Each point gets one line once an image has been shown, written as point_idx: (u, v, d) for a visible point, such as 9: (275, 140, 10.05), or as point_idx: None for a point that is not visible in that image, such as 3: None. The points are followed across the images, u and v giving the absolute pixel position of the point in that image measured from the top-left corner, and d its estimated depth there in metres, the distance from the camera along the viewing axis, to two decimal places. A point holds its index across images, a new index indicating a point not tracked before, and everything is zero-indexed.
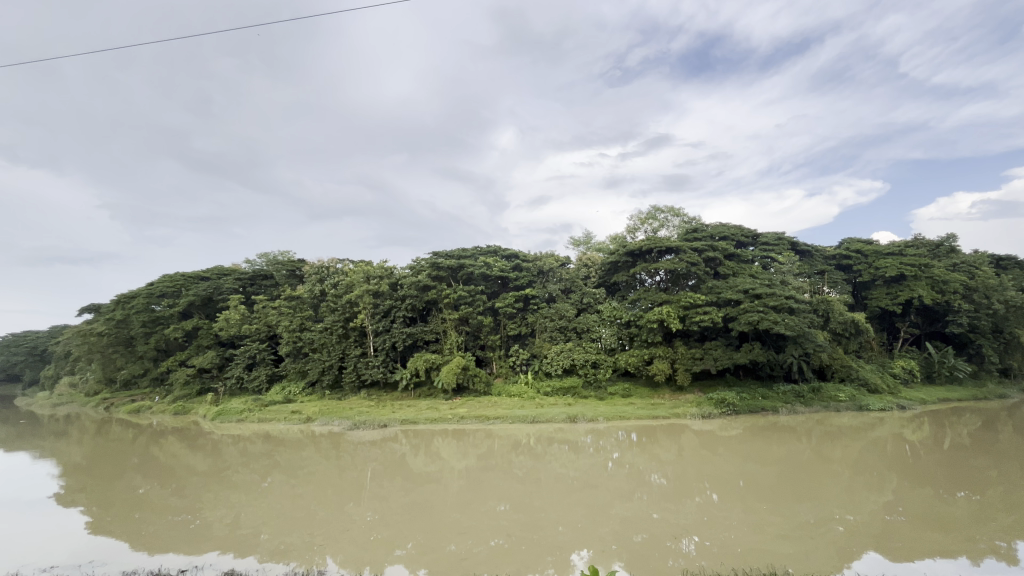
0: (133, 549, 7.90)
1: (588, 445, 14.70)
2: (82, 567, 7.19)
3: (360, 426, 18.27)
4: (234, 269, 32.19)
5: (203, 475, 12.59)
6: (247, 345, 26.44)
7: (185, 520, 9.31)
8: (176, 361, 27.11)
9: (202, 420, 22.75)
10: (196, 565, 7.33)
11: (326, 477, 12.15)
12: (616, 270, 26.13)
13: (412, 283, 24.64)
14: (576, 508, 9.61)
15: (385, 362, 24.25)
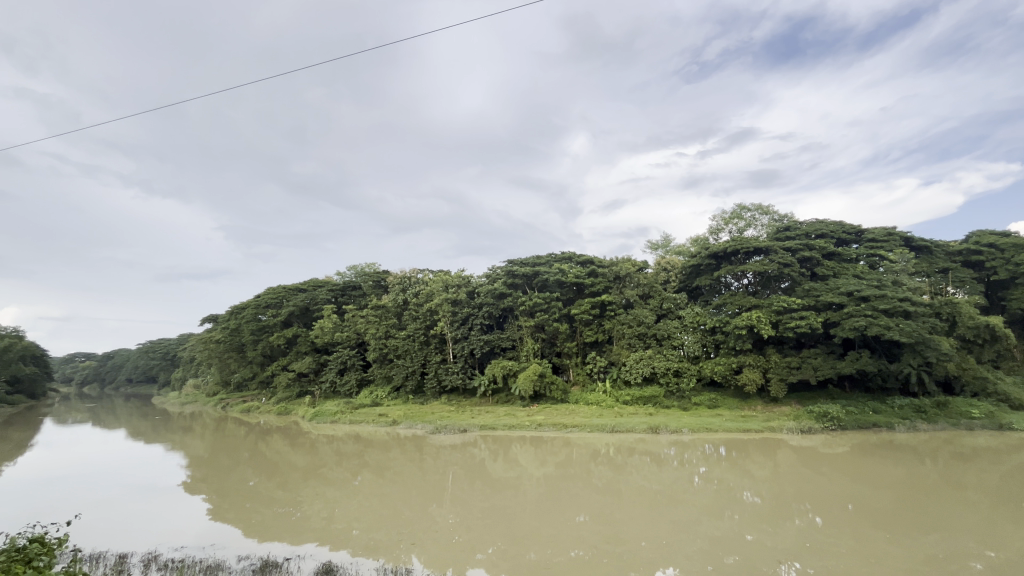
0: (245, 536, 8.74)
1: (672, 458, 14.01)
2: (206, 549, 8.09)
3: (442, 430, 18.90)
4: (327, 281, 34.91)
5: (302, 471, 13.69)
6: (340, 352, 28.46)
7: (287, 512, 10.17)
8: (279, 366, 29.83)
9: (301, 420, 24.79)
10: (298, 554, 7.97)
11: (411, 478, 12.69)
12: (698, 274, 24.91)
13: (489, 291, 25.24)
14: (661, 523, 9.20)
15: (464, 369, 24.97)
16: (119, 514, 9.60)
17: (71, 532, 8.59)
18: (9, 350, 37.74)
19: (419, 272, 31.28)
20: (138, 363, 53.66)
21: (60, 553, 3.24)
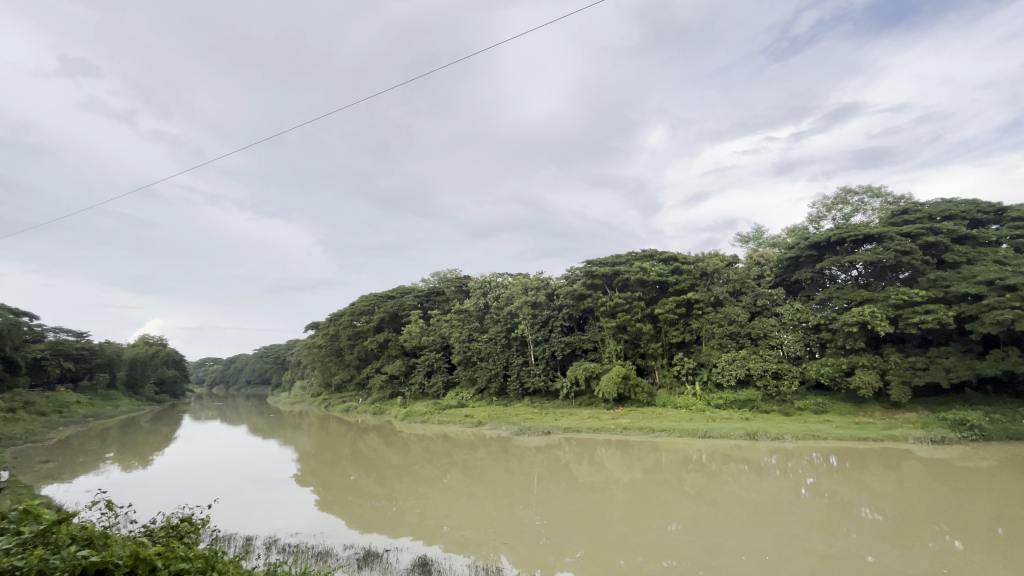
0: (349, 526, 9.47)
1: (773, 467, 12.95)
2: (316, 536, 8.86)
3: (526, 432, 19.08)
4: (413, 288, 36.78)
5: (397, 468, 14.50)
6: (427, 355, 29.82)
7: (384, 506, 10.84)
8: (373, 369, 31.92)
9: (393, 420, 26.24)
10: (396, 546, 8.46)
11: (497, 478, 12.96)
12: (798, 267, 22.89)
13: (568, 292, 25.13)
14: (763, 537, 8.54)
15: (546, 371, 25.01)
16: (247, 501, 10.82)
17: (210, 513, 9.83)
18: (156, 356, 44.06)
19: (499, 275, 31.94)
20: (256, 366, 60.05)
21: (204, 531, 3.67)
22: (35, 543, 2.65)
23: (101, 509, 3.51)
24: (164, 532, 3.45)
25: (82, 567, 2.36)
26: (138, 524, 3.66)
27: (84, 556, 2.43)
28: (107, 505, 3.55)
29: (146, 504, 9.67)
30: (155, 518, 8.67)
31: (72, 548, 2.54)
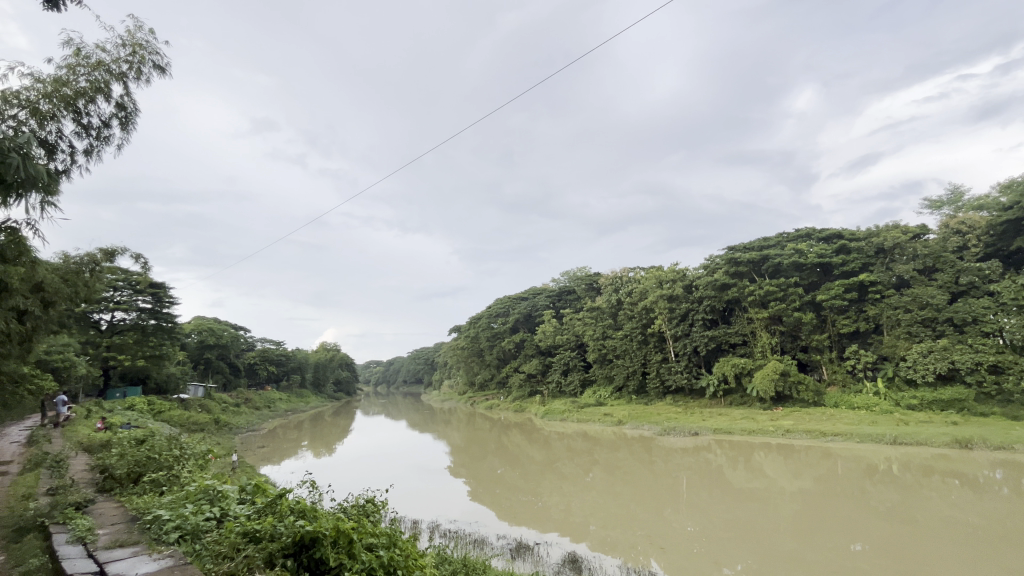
0: (499, 518, 10.00)
1: (999, 484, 10.38)
2: (472, 524, 9.53)
3: (672, 432, 18.17)
4: (544, 289, 37.59)
5: (540, 464, 14.90)
6: (562, 354, 30.16)
7: (530, 500, 11.24)
8: (512, 368, 33.31)
9: (534, 417, 27.03)
10: (545, 541, 8.70)
11: (642, 479, 12.55)
12: (1020, 232, 18.21)
13: (709, 283, 23.35)
14: (989, 570, 6.90)
15: (689, 368, 23.49)
16: (414, 487, 12.12)
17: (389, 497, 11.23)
18: (333, 359, 51.80)
19: (630, 270, 31.10)
20: (410, 367, 67.05)
21: (385, 510, 4.19)
22: (267, 511, 3.27)
23: (309, 488, 4.20)
24: (355, 510, 4.00)
25: (300, 533, 2.85)
26: (337, 501, 4.29)
27: (300, 524, 2.93)
28: (312, 485, 4.26)
29: (339, 485, 11.46)
30: (347, 497, 10.23)
31: (292, 517, 3.09)
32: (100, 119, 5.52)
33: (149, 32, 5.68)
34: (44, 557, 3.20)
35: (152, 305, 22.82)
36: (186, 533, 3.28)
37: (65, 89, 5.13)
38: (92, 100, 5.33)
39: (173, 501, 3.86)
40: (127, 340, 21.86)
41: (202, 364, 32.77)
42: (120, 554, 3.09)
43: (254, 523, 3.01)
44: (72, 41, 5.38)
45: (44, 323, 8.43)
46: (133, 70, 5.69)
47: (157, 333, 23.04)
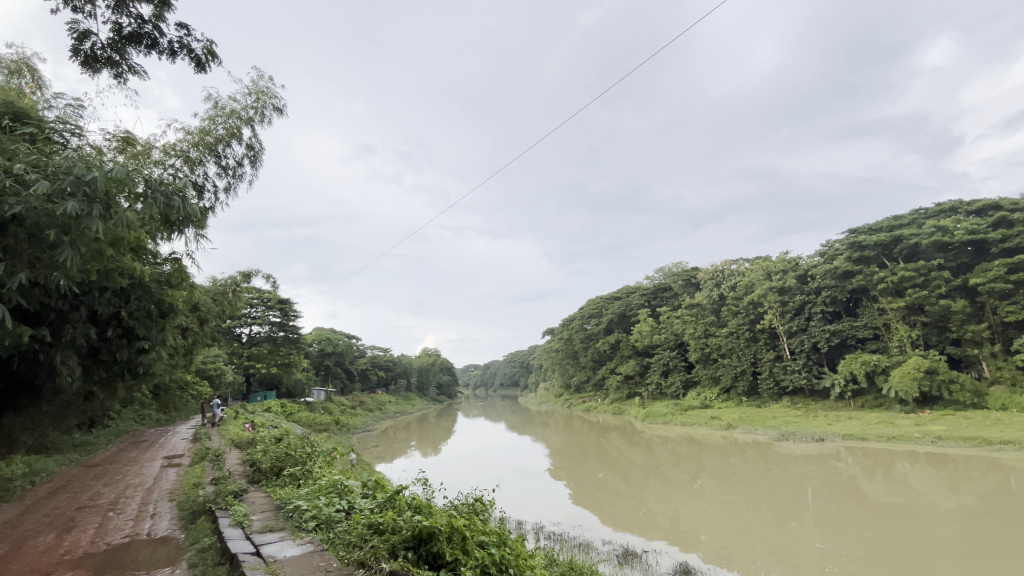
0: (603, 523, 9.83)
1: None
2: (576, 527, 9.46)
3: (791, 437, 16.55)
4: (638, 287, 36.41)
5: (643, 469, 14.40)
6: (661, 354, 28.91)
7: (635, 506, 10.91)
8: (608, 369, 32.63)
9: (634, 420, 26.19)
10: (653, 549, 8.39)
11: (758, 488, 11.59)
12: None
13: (827, 272, 20.99)
14: None
15: (808, 367, 21.22)
16: (519, 488, 12.35)
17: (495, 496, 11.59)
18: (434, 364, 54.66)
19: (733, 263, 29.03)
20: (507, 371, 68.61)
21: (493, 509, 4.31)
22: (387, 505, 3.56)
23: (422, 485, 4.48)
24: (466, 507, 4.17)
25: (418, 527, 3.01)
26: (448, 498, 4.52)
27: (417, 520, 3.13)
28: (426, 481, 4.50)
29: (449, 483, 12.04)
30: (457, 495, 10.74)
31: (409, 512, 3.32)
32: (235, 159, 6.40)
33: (269, 78, 6.47)
34: (214, 537, 3.76)
35: (281, 319, 25.86)
36: (321, 522, 3.67)
37: (209, 137, 6.03)
38: (228, 144, 6.20)
39: (309, 493, 4.34)
40: (262, 350, 25.05)
41: (323, 370, 36.40)
42: (271, 537, 3.53)
43: (377, 517, 3.28)
44: (211, 96, 6.30)
45: (201, 337, 9.93)
46: (258, 114, 6.51)
47: (286, 344, 26.05)
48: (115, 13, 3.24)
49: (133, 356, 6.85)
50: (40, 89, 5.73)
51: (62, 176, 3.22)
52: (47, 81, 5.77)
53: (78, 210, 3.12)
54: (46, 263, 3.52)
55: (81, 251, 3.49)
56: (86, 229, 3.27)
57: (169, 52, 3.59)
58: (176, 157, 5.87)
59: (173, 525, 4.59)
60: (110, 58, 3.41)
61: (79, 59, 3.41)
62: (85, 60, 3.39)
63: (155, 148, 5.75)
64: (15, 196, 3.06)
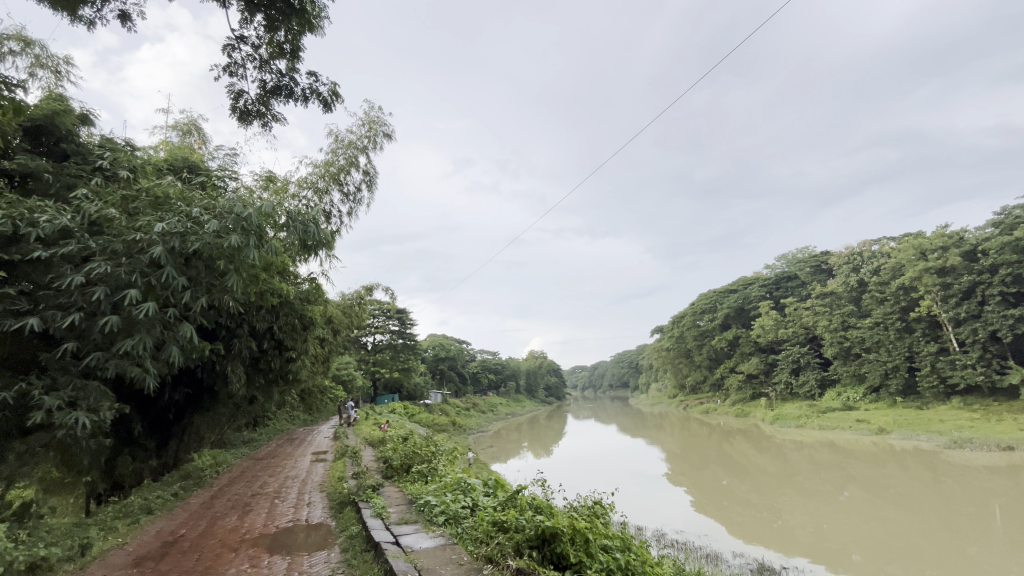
0: (732, 534, 9.13)
1: None
2: (702, 537, 8.90)
3: (967, 445, 13.89)
4: (756, 277, 33.38)
5: (774, 477, 13.14)
6: (789, 350, 26.17)
7: (768, 517, 9.97)
8: (727, 368, 30.42)
9: (761, 422, 23.93)
10: (794, 566, 7.59)
11: (924, 504, 9.92)
12: None
13: (1006, 245, 17.35)
14: None
15: (985, 360, 17.68)
16: (638, 493, 11.91)
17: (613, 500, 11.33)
18: (541, 366, 55.37)
19: (874, 243, 25.37)
20: (615, 371, 67.03)
21: (614, 512, 4.23)
22: (509, 504, 3.67)
23: (540, 486, 4.55)
24: (586, 510, 4.14)
25: (541, 527, 3.07)
26: (567, 498, 4.54)
27: (540, 520, 3.18)
28: (544, 482, 4.57)
29: (568, 484, 12.09)
30: (574, 497, 10.71)
31: (531, 512, 3.40)
32: (355, 184, 7.11)
33: (379, 108, 7.09)
34: (359, 526, 4.19)
35: (400, 327, 28.14)
36: (449, 517, 3.89)
37: (332, 168, 6.77)
38: (349, 172, 6.90)
39: (437, 489, 4.65)
40: (385, 356, 27.41)
41: (438, 374, 38.82)
42: (407, 529, 3.82)
43: (500, 515, 3.42)
44: (333, 131, 7.08)
45: (335, 346, 11.15)
46: (372, 141, 7.17)
47: (405, 350, 28.24)
48: (261, 71, 3.64)
49: (284, 365, 7.90)
50: (205, 144, 6.89)
51: (227, 214, 3.86)
52: (210, 137, 6.92)
53: (240, 242, 3.71)
54: (219, 288, 4.23)
55: (243, 276, 4.14)
56: (245, 257, 3.87)
57: (303, 99, 3.97)
58: (308, 188, 6.68)
59: (325, 513, 5.20)
60: (259, 111, 3.85)
61: (236, 115, 3.89)
62: (240, 115, 3.86)
63: (291, 182, 6.60)
64: (193, 235, 3.72)
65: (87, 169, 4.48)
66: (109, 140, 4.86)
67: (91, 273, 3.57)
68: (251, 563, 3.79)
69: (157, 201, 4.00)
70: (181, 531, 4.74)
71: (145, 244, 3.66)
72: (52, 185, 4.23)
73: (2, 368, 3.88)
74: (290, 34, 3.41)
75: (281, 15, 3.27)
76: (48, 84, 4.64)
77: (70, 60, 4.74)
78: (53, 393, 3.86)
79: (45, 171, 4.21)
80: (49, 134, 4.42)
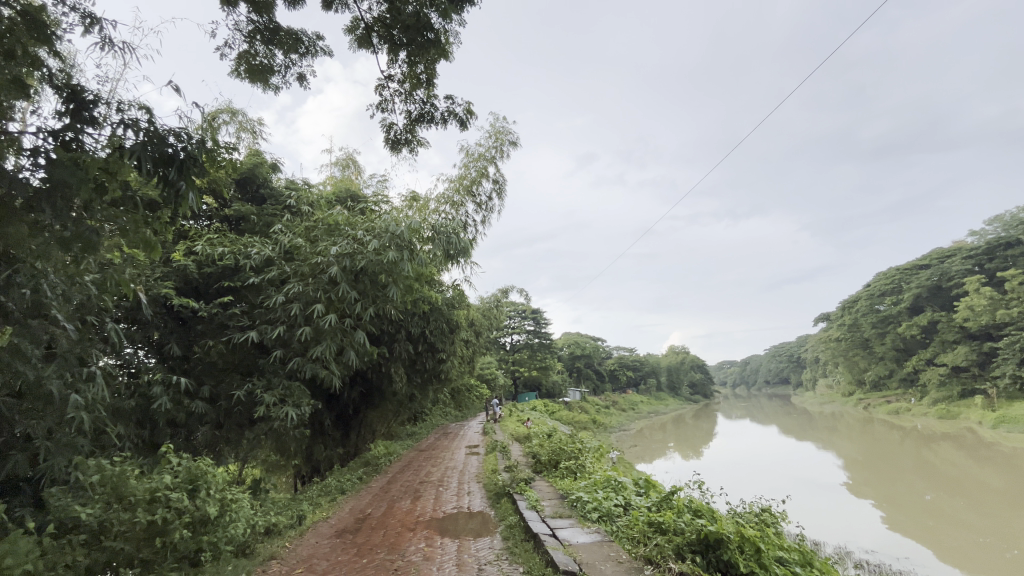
0: (944, 561, 7.53)
1: None
2: (901, 561, 7.50)
3: None
4: (957, 247, 27.17)
5: (1003, 495, 10.50)
6: (1015, 335, 20.77)
7: (996, 545, 8.01)
8: (923, 361, 25.33)
9: (977, 426, 19.32)
10: None
11: None
12: None
13: None
14: None
15: None
16: (811, 503, 10.49)
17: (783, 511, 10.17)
18: (684, 362, 52.29)
19: None
20: (772, 366, 60.02)
21: (788, 522, 3.81)
22: (665, 506, 3.58)
23: (698, 488, 4.30)
24: (752, 517, 3.80)
25: (703, 531, 2.92)
26: (730, 503, 4.22)
27: (701, 524, 3.03)
28: (703, 484, 4.32)
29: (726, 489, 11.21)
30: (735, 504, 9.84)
31: (690, 515, 3.25)
32: (488, 193, 7.52)
33: (503, 118, 7.40)
34: (517, 516, 4.43)
35: (536, 327, 29.02)
36: (603, 514, 3.91)
37: (466, 181, 7.25)
38: (480, 183, 7.31)
39: (588, 486, 4.70)
40: (523, 356, 28.49)
41: (575, 372, 39.17)
42: (563, 522, 3.90)
43: (657, 516, 3.35)
44: (464, 146, 7.58)
45: (479, 346, 11.90)
46: (499, 151, 7.50)
47: (541, 349, 28.98)
48: (406, 103, 4.03)
49: (436, 365, 8.68)
50: (361, 174, 7.92)
51: (383, 233, 4.39)
52: (364, 167, 7.91)
53: (396, 257, 4.21)
54: (382, 298, 4.82)
55: (400, 287, 4.66)
56: (401, 270, 4.36)
57: (443, 122, 4.27)
58: (446, 202, 7.23)
59: (484, 502, 5.58)
60: (407, 138, 4.27)
61: (389, 145, 4.35)
62: (392, 144, 4.32)
63: (432, 199, 7.22)
64: (360, 253, 4.33)
65: (280, 208, 5.47)
66: (292, 182, 5.85)
67: (290, 292, 4.38)
68: (427, 542, 4.23)
69: (330, 227, 4.71)
70: (368, 510, 5.50)
71: (324, 265, 4.36)
72: (257, 224, 5.27)
73: (235, 371, 4.94)
74: (427, 65, 3.72)
75: (420, 49, 3.57)
76: (249, 143, 5.78)
77: (262, 121, 5.84)
78: (270, 391, 4.79)
79: (251, 214, 5.26)
80: (252, 183, 5.50)
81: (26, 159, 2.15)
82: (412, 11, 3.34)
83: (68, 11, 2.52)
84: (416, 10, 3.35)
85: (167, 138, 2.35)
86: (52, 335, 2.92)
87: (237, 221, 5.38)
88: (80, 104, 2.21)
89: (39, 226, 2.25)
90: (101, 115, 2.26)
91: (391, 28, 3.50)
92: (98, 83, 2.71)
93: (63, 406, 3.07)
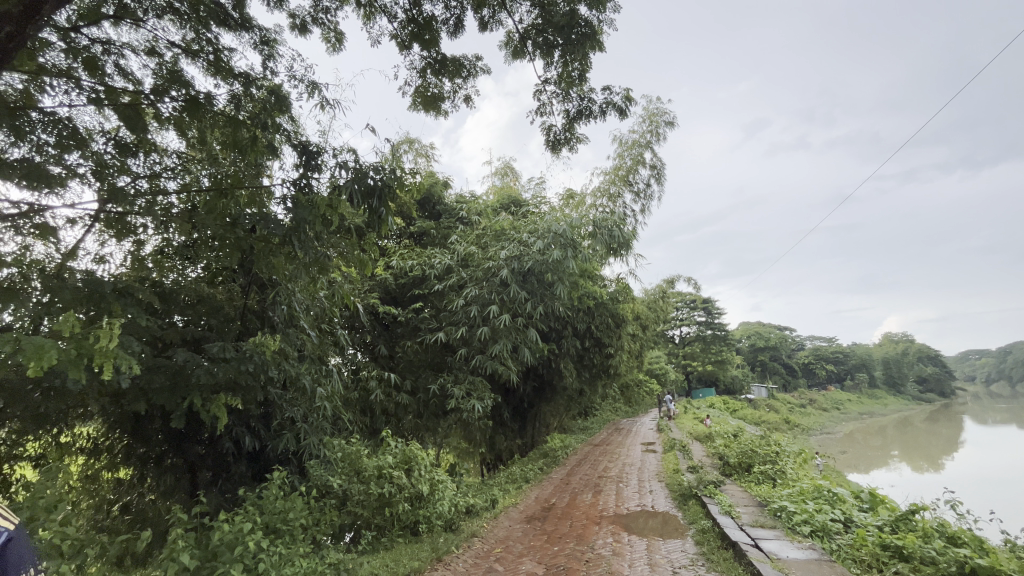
0: None
1: None
2: None
3: None
4: None
5: None
6: None
7: None
8: None
9: None
10: None
11: None
12: None
13: None
14: None
15: None
16: None
17: None
18: (907, 353, 42.63)
19: None
20: None
21: None
22: (903, 528, 2.99)
23: (951, 508, 3.45)
24: None
25: (967, 564, 2.36)
26: (1006, 532, 3.31)
27: (963, 555, 2.45)
28: (958, 505, 3.46)
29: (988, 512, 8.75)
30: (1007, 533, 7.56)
31: (942, 543, 2.65)
32: (646, 180, 7.22)
33: (657, 99, 7.03)
34: (709, 521, 4.14)
35: (707, 317, 26.83)
36: (817, 529, 3.41)
37: (621, 170, 7.07)
38: (637, 171, 7.06)
39: (792, 495, 4.15)
40: (695, 349, 26.58)
41: (759, 366, 35.12)
42: (766, 533, 3.51)
43: (893, 537, 2.82)
44: (618, 136, 7.41)
45: (646, 340, 11.51)
46: (654, 134, 7.14)
47: (716, 341, 26.65)
48: (564, 103, 4.06)
49: (604, 359, 8.65)
50: (519, 180, 8.31)
51: (547, 234, 4.59)
52: (520, 173, 8.30)
53: (560, 256, 4.39)
54: (550, 296, 5.01)
55: (566, 283, 4.79)
56: (567, 267, 4.52)
57: (602, 113, 4.19)
58: (603, 195, 7.16)
59: (669, 503, 5.34)
60: (568, 137, 4.33)
61: (550, 146, 4.46)
62: (553, 145, 4.42)
63: (589, 195, 7.23)
64: (526, 254, 4.59)
65: (454, 221, 6.09)
66: (461, 196, 6.45)
67: (469, 295, 4.85)
68: (614, 537, 4.24)
69: (498, 233, 5.06)
70: (552, 500, 5.74)
71: (496, 269, 4.74)
72: (436, 237, 5.95)
73: (428, 368, 5.64)
74: (580, 62, 3.73)
75: (573, 47, 3.60)
76: (426, 166, 6.55)
77: (433, 145, 6.57)
78: (458, 386, 5.36)
79: (431, 229, 5.95)
80: (430, 202, 6.23)
81: (278, 205, 2.78)
82: (564, 11, 3.44)
83: (298, 84, 3.19)
84: (567, 10, 3.43)
85: (369, 173, 2.80)
86: (302, 340, 3.73)
87: (420, 236, 6.13)
88: (309, 156, 2.77)
89: (293, 257, 2.89)
90: (322, 162, 2.81)
91: (543, 32, 3.61)
92: (321, 137, 3.38)
93: (312, 397, 3.89)
